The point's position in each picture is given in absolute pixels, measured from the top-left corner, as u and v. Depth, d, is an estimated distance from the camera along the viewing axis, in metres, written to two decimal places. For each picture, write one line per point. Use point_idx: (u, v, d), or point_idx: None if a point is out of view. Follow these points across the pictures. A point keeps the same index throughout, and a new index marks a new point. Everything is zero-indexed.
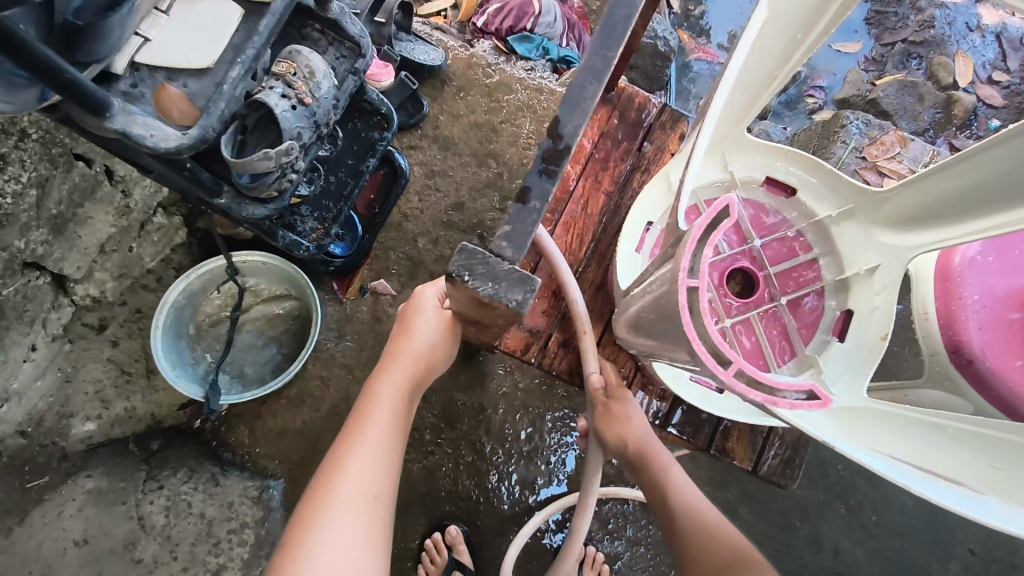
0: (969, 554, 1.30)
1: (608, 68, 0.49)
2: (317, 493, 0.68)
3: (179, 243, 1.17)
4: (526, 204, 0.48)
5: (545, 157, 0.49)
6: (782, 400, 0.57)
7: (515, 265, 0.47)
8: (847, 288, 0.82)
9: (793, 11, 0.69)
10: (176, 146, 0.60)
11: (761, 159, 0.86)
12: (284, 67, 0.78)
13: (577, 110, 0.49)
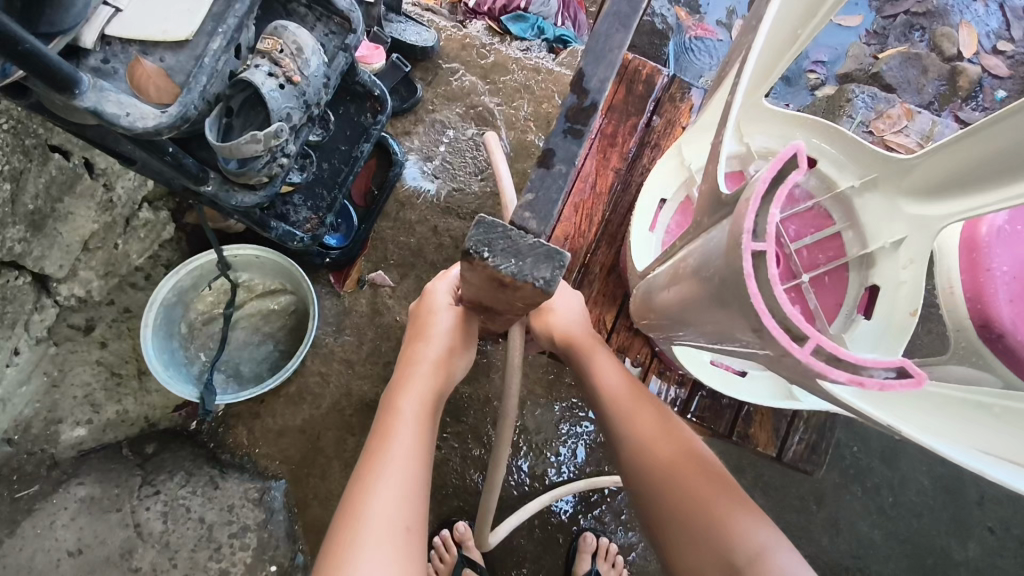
0: (988, 533, 1.27)
1: (637, 13, 0.44)
2: (345, 524, 0.64)
3: (166, 238, 1.13)
4: (550, 168, 0.43)
5: (568, 115, 0.44)
6: (868, 379, 0.45)
7: (540, 240, 0.42)
8: (871, 262, 0.78)
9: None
10: (155, 125, 0.55)
11: (777, 129, 0.82)
12: (269, 44, 0.72)
13: (603, 61, 0.44)
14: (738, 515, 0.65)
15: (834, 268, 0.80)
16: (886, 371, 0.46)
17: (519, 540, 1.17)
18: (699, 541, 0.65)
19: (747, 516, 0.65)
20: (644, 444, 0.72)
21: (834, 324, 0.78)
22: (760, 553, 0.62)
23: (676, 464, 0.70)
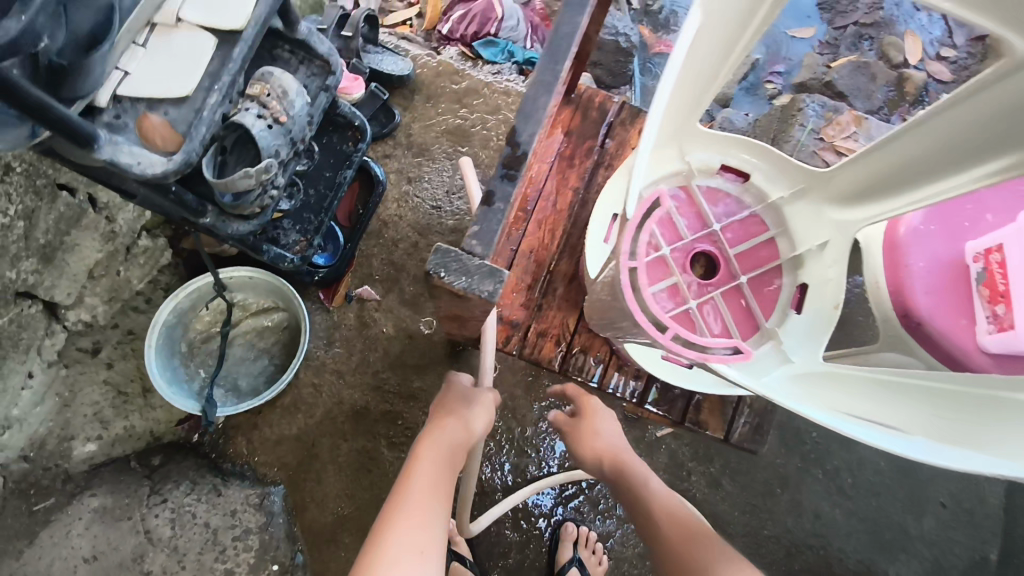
0: (940, 508, 1.37)
1: (558, 81, 0.56)
2: (369, 567, 0.70)
3: (164, 264, 1.21)
4: (490, 205, 0.53)
5: (505, 162, 0.54)
6: (712, 353, 0.77)
7: (485, 261, 0.51)
8: (800, 263, 0.87)
9: (728, 21, 0.70)
10: (163, 171, 0.63)
11: (716, 146, 0.89)
12: (258, 89, 0.81)
13: (531, 120, 0.55)
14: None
15: (769, 270, 0.89)
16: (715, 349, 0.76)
17: (505, 532, 1.26)
18: None
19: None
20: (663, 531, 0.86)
21: (771, 318, 0.87)
22: None
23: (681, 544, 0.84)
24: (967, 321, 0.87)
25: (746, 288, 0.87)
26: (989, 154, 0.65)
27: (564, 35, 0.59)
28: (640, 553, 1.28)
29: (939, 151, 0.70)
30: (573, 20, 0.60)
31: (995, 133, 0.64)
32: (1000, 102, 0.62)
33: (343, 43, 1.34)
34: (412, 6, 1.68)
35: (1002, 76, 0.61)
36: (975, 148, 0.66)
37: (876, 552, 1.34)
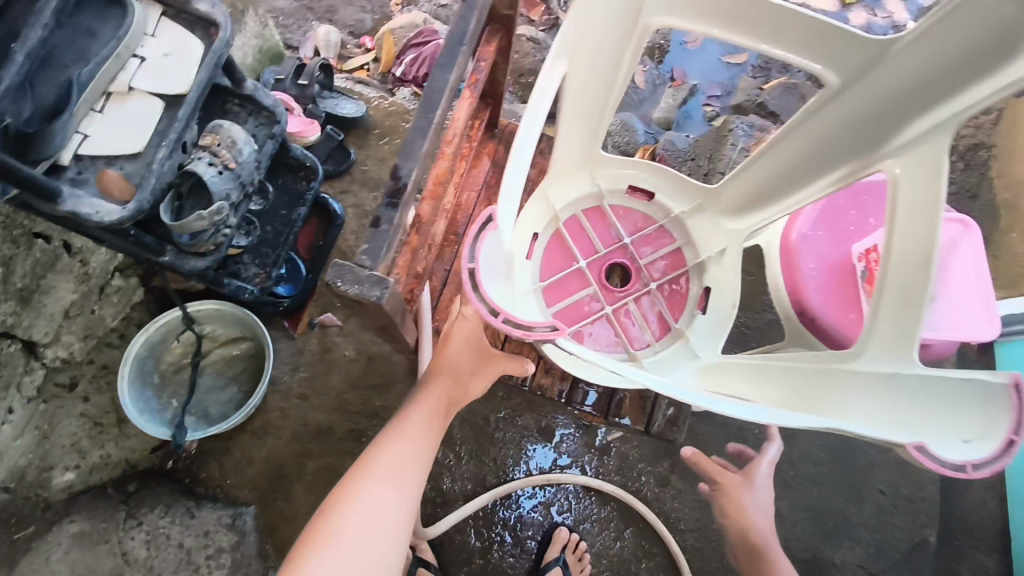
0: (880, 495, 1.45)
1: (430, 127, 0.67)
2: (358, 469, 0.82)
3: (137, 301, 1.31)
4: (377, 227, 0.64)
5: (390, 193, 0.65)
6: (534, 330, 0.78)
7: (374, 272, 0.62)
8: (702, 269, 0.97)
9: (601, 62, 0.79)
10: (119, 218, 0.72)
11: (625, 168, 0.98)
12: (209, 140, 0.92)
13: (412, 158, 0.66)
14: None
15: (678, 276, 0.98)
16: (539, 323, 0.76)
17: (467, 538, 1.34)
18: None
19: None
20: None
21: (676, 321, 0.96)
22: None
23: None
24: (856, 314, 0.97)
25: (656, 293, 0.97)
26: (831, 166, 0.78)
27: (435, 89, 0.69)
28: (596, 552, 1.36)
29: (794, 165, 0.82)
30: (442, 78, 0.70)
31: (830, 152, 0.77)
32: (833, 121, 0.74)
33: (300, 90, 1.45)
34: (368, 52, 1.81)
35: (829, 102, 0.74)
36: (823, 160, 0.78)
37: (820, 540, 1.42)
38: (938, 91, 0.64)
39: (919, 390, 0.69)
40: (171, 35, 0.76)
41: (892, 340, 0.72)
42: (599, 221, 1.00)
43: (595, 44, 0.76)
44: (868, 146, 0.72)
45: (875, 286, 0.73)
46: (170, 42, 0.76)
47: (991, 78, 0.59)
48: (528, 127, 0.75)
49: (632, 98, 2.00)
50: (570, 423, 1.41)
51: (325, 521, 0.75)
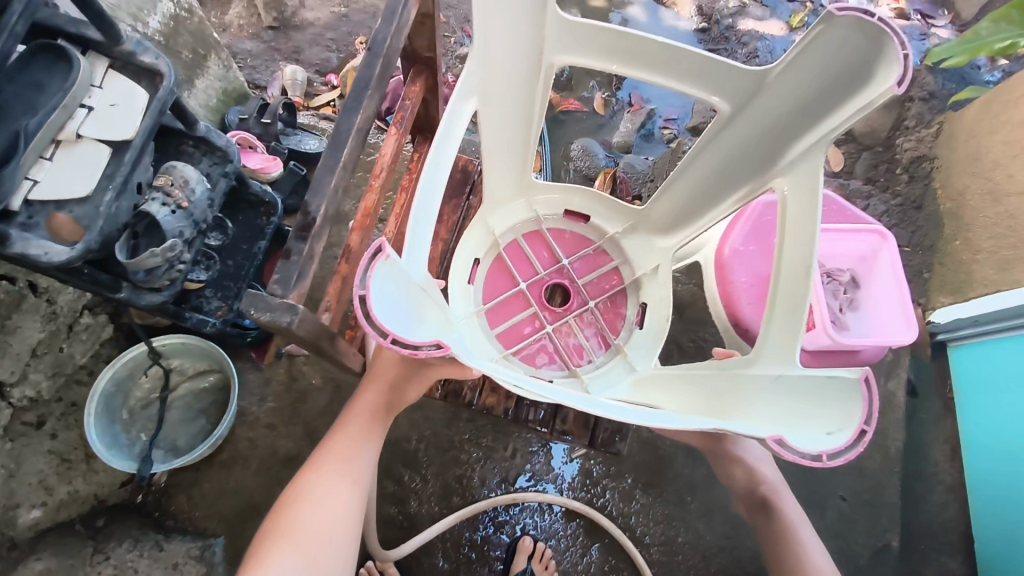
0: (841, 501, 1.50)
1: (336, 165, 0.74)
2: (311, 473, 0.93)
3: (106, 337, 1.35)
4: (288, 259, 0.71)
5: (298, 228, 0.72)
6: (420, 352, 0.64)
7: (285, 299, 0.69)
8: (639, 285, 1.02)
9: (512, 97, 0.87)
10: (67, 258, 0.76)
11: (559, 192, 1.04)
12: (162, 180, 0.96)
13: (319, 194, 0.73)
14: None
15: (615, 294, 1.03)
16: (429, 346, 0.65)
17: (436, 561, 1.35)
18: None
19: None
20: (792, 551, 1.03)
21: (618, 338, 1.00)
22: None
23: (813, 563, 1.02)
24: None
25: (595, 311, 1.01)
26: (738, 183, 0.86)
27: (343, 129, 0.76)
28: (564, 569, 1.38)
29: (708, 182, 0.91)
30: (350, 118, 0.76)
31: (738, 168, 0.85)
32: (733, 142, 0.83)
33: (263, 129, 1.51)
34: (334, 89, 1.87)
35: (726, 126, 0.82)
36: (731, 177, 0.87)
37: None
38: (815, 112, 0.72)
39: (798, 386, 0.70)
40: (116, 85, 0.81)
41: (783, 340, 0.75)
42: (539, 244, 1.06)
43: (506, 82, 0.85)
44: (766, 162, 0.81)
45: (771, 295, 0.78)
46: (116, 92, 0.81)
47: (851, 101, 0.68)
48: (441, 151, 0.75)
49: (592, 124, 2.07)
50: (532, 442, 1.45)
51: (285, 520, 0.87)
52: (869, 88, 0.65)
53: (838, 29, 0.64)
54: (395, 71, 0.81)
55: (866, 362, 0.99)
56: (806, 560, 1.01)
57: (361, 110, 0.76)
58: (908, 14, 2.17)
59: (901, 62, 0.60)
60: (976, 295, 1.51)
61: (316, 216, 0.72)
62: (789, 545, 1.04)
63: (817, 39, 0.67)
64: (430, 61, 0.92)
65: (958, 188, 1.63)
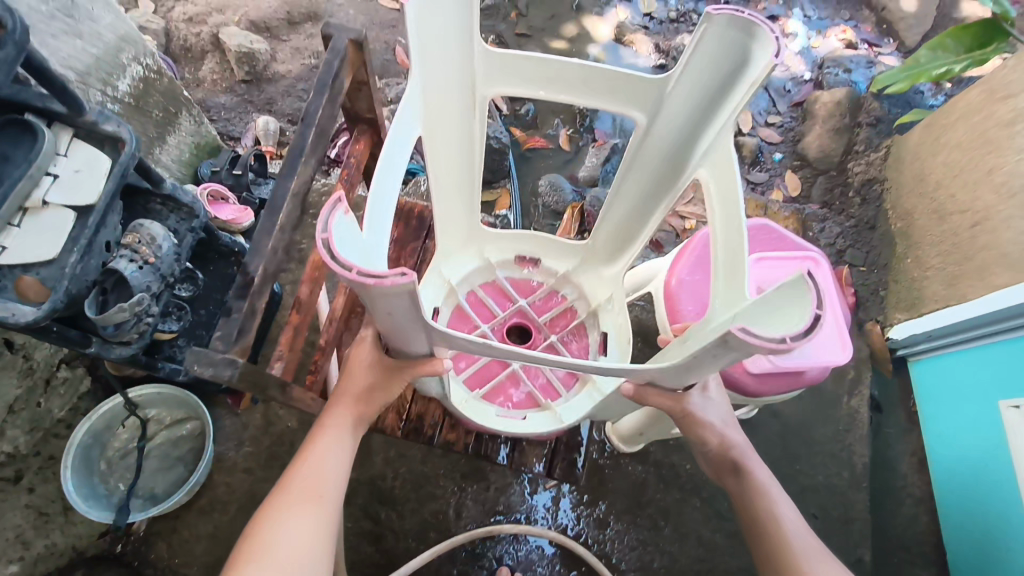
0: (813, 518, 1.47)
1: (273, 227, 0.80)
2: (277, 497, 0.86)
3: (84, 390, 1.38)
4: (229, 316, 0.76)
5: (238, 286, 0.77)
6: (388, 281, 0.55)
7: (227, 353, 0.74)
8: (597, 316, 1.08)
9: (454, 149, 0.97)
10: (33, 317, 0.79)
11: (507, 241, 1.12)
12: (129, 239, 1.01)
13: (257, 254, 0.78)
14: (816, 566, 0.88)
15: (575, 328, 1.09)
16: (396, 274, 0.55)
17: None
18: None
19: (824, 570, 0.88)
20: (764, 524, 0.93)
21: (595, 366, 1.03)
22: None
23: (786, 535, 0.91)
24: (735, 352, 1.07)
25: (558, 344, 1.06)
26: (667, 189, 0.95)
27: (280, 195, 0.82)
28: None
29: (642, 195, 1.00)
30: (286, 185, 0.83)
31: (667, 173, 0.94)
32: (657, 150, 0.93)
33: (234, 179, 1.56)
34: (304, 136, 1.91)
35: (647, 137, 0.93)
36: (661, 186, 0.96)
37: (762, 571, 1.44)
38: (716, 103, 0.82)
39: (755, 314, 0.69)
40: (80, 153, 0.87)
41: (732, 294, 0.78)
42: (495, 290, 1.13)
43: (444, 135, 0.94)
44: (685, 156, 0.90)
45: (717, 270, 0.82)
46: (81, 159, 0.86)
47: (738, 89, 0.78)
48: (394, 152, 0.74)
49: (559, 160, 2.14)
50: (507, 475, 1.47)
51: (248, 549, 0.80)
52: (749, 71, 0.75)
53: (715, 29, 0.77)
54: (330, 137, 0.88)
55: (810, 384, 1.03)
56: (780, 531, 0.91)
57: (295, 177, 0.83)
58: (855, 44, 2.30)
59: (772, 40, 0.71)
60: (928, 311, 1.56)
61: (257, 274, 0.77)
62: (765, 511, 0.94)
63: (700, 42, 0.79)
64: (371, 122, 1.02)
65: (906, 209, 1.72)
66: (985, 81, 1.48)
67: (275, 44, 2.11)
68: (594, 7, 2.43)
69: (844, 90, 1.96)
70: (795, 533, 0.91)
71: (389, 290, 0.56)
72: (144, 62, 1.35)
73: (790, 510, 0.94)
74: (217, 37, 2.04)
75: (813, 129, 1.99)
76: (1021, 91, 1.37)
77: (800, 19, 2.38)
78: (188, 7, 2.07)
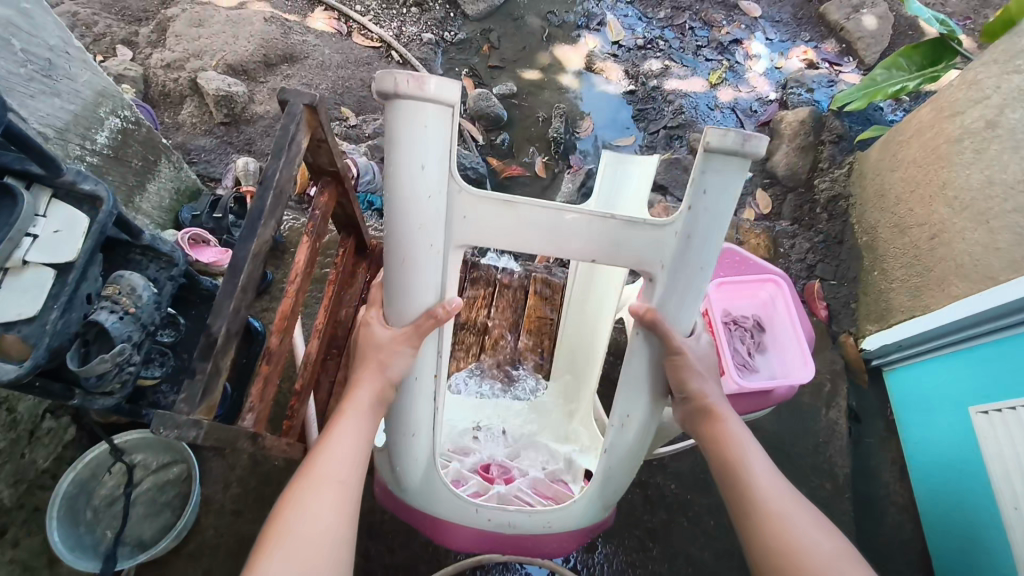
0: None
1: (234, 291, 0.73)
2: (303, 474, 0.87)
3: (70, 439, 1.39)
4: (192, 377, 0.70)
5: (201, 350, 0.70)
6: (425, 78, 0.79)
7: (192, 415, 0.68)
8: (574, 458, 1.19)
9: None
10: (14, 374, 0.81)
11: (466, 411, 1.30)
12: (110, 290, 1.03)
13: (219, 315, 0.72)
14: (790, 517, 0.85)
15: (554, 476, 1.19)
16: (433, 80, 0.80)
17: None
18: (748, 527, 0.87)
19: (801, 521, 0.85)
20: (735, 476, 0.92)
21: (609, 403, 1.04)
22: (791, 538, 0.83)
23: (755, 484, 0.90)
24: None
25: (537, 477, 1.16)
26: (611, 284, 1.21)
27: (238, 259, 0.74)
28: None
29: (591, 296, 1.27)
30: (245, 246, 0.75)
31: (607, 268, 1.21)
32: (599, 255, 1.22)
33: (215, 223, 1.59)
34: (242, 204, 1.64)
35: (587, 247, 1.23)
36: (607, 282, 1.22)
37: None
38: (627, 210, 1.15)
39: None
40: (59, 213, 0.89)
41: None
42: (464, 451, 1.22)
43: None
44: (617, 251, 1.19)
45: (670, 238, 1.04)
46: (61, 220, 0.89)
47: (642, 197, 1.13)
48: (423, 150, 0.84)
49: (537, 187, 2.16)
50: None
51: (276, 526, 0.81)
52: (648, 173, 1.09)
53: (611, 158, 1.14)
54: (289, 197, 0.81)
55: (780, 402, 1.06)
56: (751, 481, 0.90)
57: (255, 238, 0.75)
58: (816, 63, 2.39)
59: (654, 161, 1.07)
60: (898, 321, 1.60)
61: (220, 336, 0.71)
62: (734, 459, 0.93)
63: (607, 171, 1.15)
64: (335, 173, 0.96)
65: (871, 223, 1.79)
66: (934, 100, 1.58)
67: (253, 86, 2.15)
68: (565, 39, 2.52)
69: (808, 111, 2.03)
70: (770, 484, 0.90)
71: (435, 98, 0.81)
72: (122, 114, 1.38)
73: (767, 463, 0.93)
74: (196, 81, 2.07)
75: (781, 147, 2.05)
76: (967, 108, 1.47)
77: (762, 41, 2.50)
78: (166, 54, 2.10)
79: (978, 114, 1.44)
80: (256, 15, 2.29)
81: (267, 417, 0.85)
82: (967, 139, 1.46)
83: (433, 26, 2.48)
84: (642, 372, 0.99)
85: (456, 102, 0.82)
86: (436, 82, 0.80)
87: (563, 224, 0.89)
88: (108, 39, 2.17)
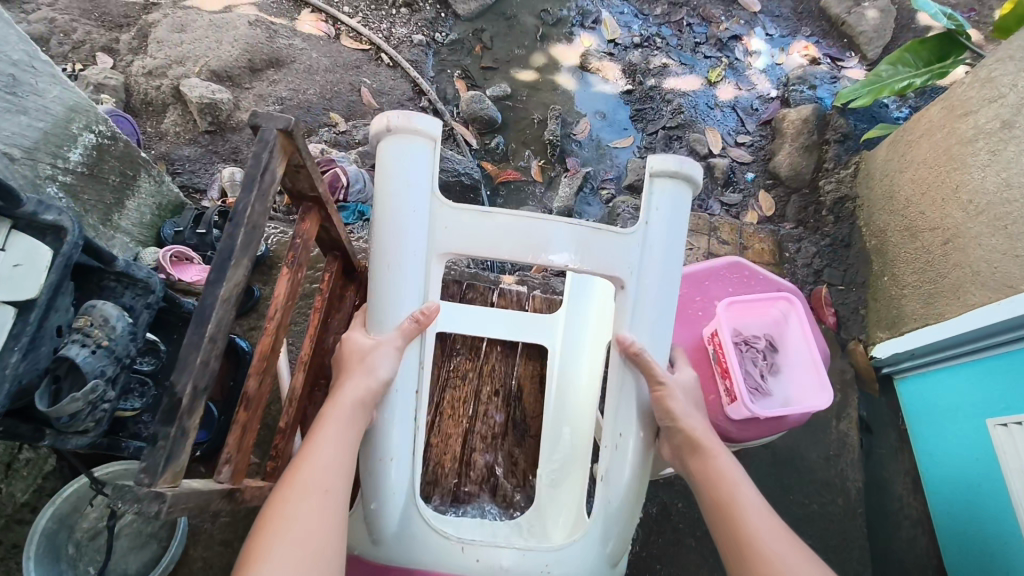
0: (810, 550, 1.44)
1: (199, 344, 0.67)
2: (286, 482, 0.80)
3: (49, 469, 1.31)
4: (154, 445, 0.64)
5: (164, 412, 0.64)
6: (413, 114, 0.92)
7: (152, 487, 0.62)
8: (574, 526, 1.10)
9: None
10: None
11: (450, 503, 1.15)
12: (81, 321, 0.96)
13: (184, 372, 0.66)
14: (787, 559, 0.79)
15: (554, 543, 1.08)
16: (423, 118, 0.93)
17: None
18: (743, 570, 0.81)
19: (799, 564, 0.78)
20: (727, 516, 0.86)
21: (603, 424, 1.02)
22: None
23: (750, 522, 0.84)
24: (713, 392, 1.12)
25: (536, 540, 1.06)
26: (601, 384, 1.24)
27: (207, 304, 0.68)
28: None
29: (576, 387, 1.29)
30: (213, 292, 0.69)
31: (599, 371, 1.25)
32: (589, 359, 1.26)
33: (198, 239, 1.53)
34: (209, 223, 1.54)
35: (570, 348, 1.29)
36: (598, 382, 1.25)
37: None
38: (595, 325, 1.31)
39: None
40: (20, 244, 0.82)
41: None
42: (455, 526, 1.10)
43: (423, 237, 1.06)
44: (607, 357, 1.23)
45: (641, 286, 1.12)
46: (22, 252, 0.82)
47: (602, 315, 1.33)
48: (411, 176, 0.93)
49: (534, 192, 2.10)
50: None
51: (263, 537, 0.74)
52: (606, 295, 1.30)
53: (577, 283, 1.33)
54: (263, 234, 0.75)
55: (793, 427, 1.03)
56: (745, 519, 0.84)
57: (225, 280, 0.69)
58: (818, 59, 2.33)
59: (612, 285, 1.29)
60: (909, 330, 1.55)
61: (185, 396, 0.65)
62: (725, 498, 0.88)
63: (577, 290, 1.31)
64: (316, 198, 0.90)
65: (879, 226, 1.73)
66: (944, 99, 1.52)
67: (238, 93, 2.08)
68: (561, 37, 2.44)
69: (811, 109, 1.98)
70: (765, 522, 0.84)
71: (421, 132, 0.92)
72: (97, 129, 1.32)
73: (761, 500, 0.88)
74: (179, 89, 2.00)
75: (783, 147, 2.00)
76: (980, 108, 1.41)
77: (762, 37, 2.43)
78: (147, 61, 2.03)
79: (993, 114, 1.37)
80: (240, 19, 2.20)
81: (242, 469, 0.80)
82: (981, 139, 1.40)
83: (424, 27, 2.40)
84: (633, 377, 0.99)
85: (439, 136, 0.94)
86: (423, 117, 0.92)
87: (538, 233, 0.96)
88: (88, 46, 2.10)
